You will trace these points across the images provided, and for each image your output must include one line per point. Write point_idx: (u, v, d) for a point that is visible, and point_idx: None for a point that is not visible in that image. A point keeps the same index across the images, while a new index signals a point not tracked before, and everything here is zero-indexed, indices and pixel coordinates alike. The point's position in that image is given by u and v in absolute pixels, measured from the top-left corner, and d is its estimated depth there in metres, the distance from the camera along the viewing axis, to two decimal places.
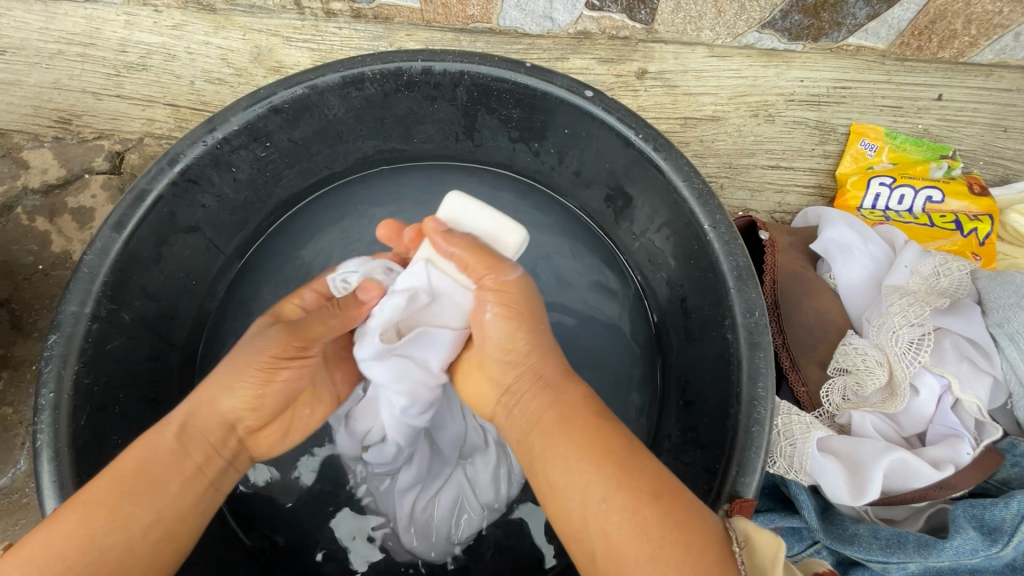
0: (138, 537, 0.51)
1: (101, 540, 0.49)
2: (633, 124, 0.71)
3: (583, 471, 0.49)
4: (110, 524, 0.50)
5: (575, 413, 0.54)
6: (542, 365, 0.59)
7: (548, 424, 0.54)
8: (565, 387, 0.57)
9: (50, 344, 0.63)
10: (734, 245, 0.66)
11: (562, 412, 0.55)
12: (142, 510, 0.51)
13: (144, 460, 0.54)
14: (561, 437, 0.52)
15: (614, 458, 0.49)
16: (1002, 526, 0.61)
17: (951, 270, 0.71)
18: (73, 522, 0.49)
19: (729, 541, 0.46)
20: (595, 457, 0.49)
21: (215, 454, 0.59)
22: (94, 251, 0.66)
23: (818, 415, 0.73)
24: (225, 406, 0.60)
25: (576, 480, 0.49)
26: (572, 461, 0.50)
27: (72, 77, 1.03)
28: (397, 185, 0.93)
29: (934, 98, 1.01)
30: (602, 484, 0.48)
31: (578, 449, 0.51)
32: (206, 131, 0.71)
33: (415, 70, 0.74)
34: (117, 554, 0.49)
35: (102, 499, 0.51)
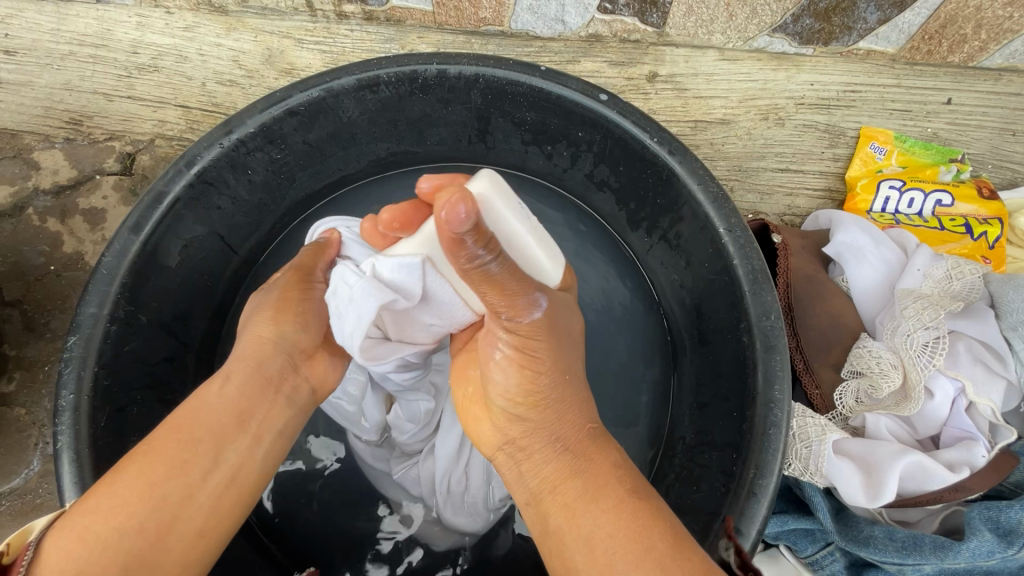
0: (198, 482, 0.52)
1: (165, 485, 0.51)
2: (648, 128, 0.71)
3: (614, 560, 0.48)
4: (171, 467, 0.52)
5: (603, 489, 0.52)
6: (565, 426, 0.55)
7: (573, 501, 0.52)
8: (590, 454, 0.55)
9: (70, 346, 0.63)
10: (749, 248, 0.66)
11: (589, 486, 0.52)
12: (200, 454, 0.53)
13: (199, 410, 0.56)
14: (581, 519, 0.51)
15: (648, 541, 0.48)
16: (1019, 528, 0.62)
17: (963, 273, 0.72)
18: (136, 471, 0.51)
19: None
20: (629, 540, 0.48)
21: (266, 397, 0.60)
22: (112, 253, 0.67)
23: (833, 417, 0.74)
24: (275, 344, 0.64)
25: (605, 568, 0.48)
26: (595, 548, 0.49)
27: (83, 78, 1.03)
28: (409, 187, 0.93)
29: (943, 102, 1.02)
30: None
31: (607, 531, 0.49)
32: (223, 134, 0.71)
33: (431, 73, 0.74)
34: (180, 495, 0.51)
35: (160, 451, 0.52)
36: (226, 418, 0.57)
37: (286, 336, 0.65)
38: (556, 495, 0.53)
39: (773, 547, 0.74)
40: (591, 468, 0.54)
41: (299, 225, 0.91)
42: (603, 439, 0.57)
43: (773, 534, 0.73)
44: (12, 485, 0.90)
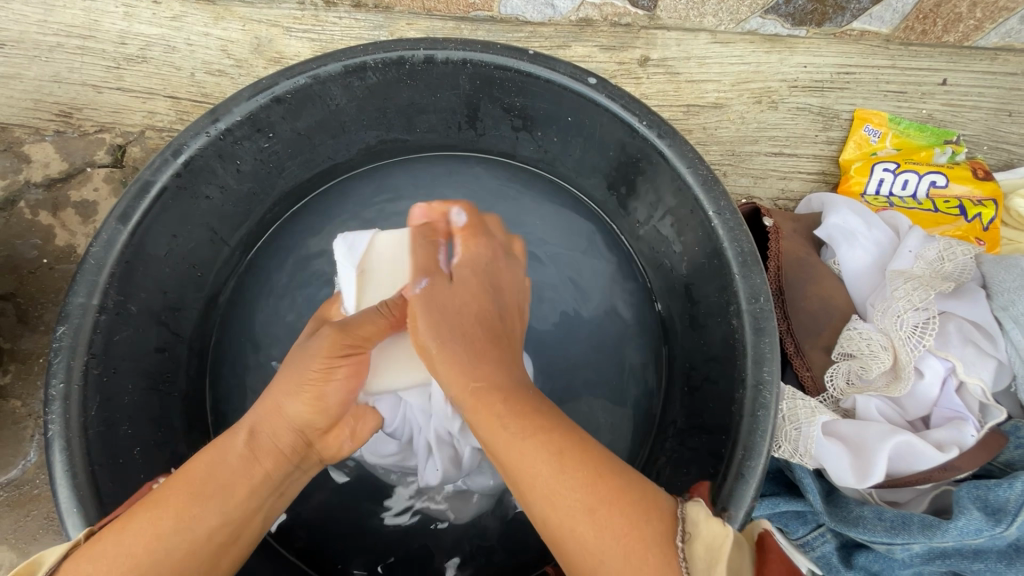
0: (196, 547, 0.50)
1: (168, 540, 0.49)
2: (637, 111, 0.70)
3: (545, 487, 0.48)
4: (175, 524, 0.50)
5: (541, 424, 0.51)
6: (455, 374, 0.57)
7: (493, 413, 0.53)
8: (481, 398, 0.54)
9: (59, 336, 0.63)
10: (738, 231, 0.66)
11: (510, 405, 0.53)
12: (200, 525, 0.51)
13: (206, 472, 0.54)
14: (500, 443, 0.51)
15: (574, 466, 0.48)
16: (1007, 506, 0.62)
17: (955, 254, 0.72)
18: (145, 523, 0.50)
19: (673, 533, 0.46)
20: (558, 465, 0.48)
21: (276, 464, 0.57)
22: (100, 244, 0.66)
23: (823, 399, 0.74)
24: (282, 418, 0.58)
25: (534, 490, 0.48)
26: (518, 472, 0.49)
27: (71, 70, 1.03)
28: (400, 176, 0.92)
29: (939, 83, 1.01)
30: (571, 493, 0.47)
31: (525, 449, 0.49)
32: (209, 123, 0.71)
33: (417, 59, 0.74)
34: (178, 556, 0.49)
35: (171, 502, 0.51)
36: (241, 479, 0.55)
37: (299, 411, 0.59)
38: (478, 413, 0.54)
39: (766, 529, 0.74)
40: (512, 393, 0.54)
41: (289, 214, 0.91)
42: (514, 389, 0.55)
43: (764, 516, 0.74)
44: (10, 477, 0.91)
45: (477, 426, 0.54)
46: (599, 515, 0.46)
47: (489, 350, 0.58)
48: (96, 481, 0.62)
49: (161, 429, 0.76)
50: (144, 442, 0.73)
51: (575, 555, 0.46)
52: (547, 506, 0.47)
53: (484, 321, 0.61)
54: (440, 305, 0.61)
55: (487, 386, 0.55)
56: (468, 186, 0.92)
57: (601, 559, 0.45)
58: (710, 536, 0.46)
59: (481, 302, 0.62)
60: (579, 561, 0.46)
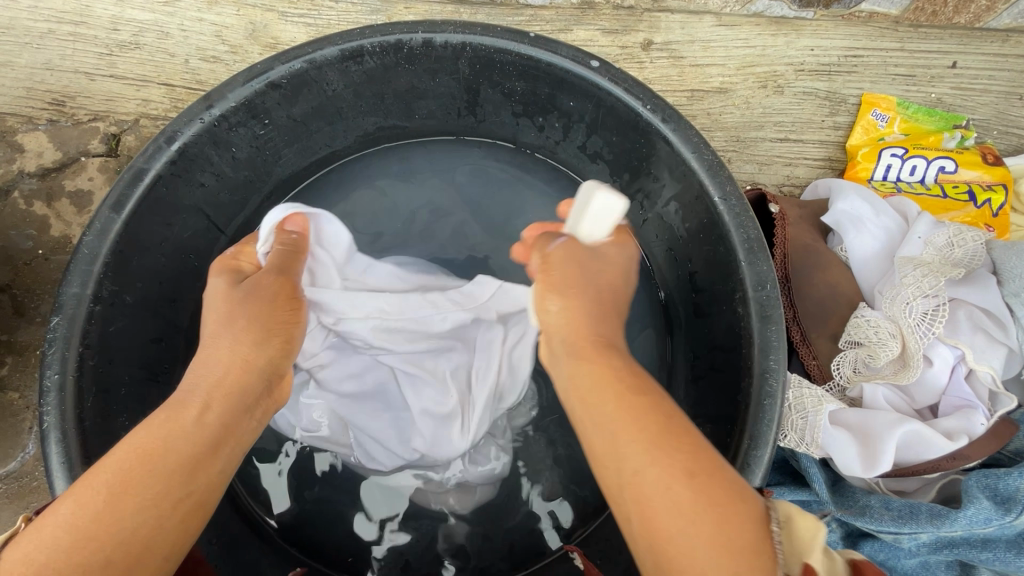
0: (166, 507, 0.48)
1: (132, 516, 0.46)
2: (641, 95, 0.69)
3: (641, 445, 0.46)
4: (136, 500, 0.47)
5: (643, 392, 0.50)
6: (576, 328, 0.57)
7: (604, 369, 0.52)
8: (602, 354, 0.54)
9: (53, 326, 0.62)
10: (745, 217, 0.65)
11: (628, 369, 0.52)
12: (167, 484, 0.48)
13: (161, 434, 0.51)
14: (608, 397, 0.50)
15: (673, 436, 0.46)
16: (1017, 496, 0.61)
17: (965, 240, 0.70)
18: (99, 503, 0.46)
19: (769, 520, 0.43)
20: (659, 426, 0.47)
21: (231, 421, 0.54)
22: (93, 232, 0.65)
23: (829, 387, 0.73)
24: (234, 366, 0.57)
25: (630, 446, 0.46)
26: (619, 423, 0.48)
27: (63, 57, 1.01)
28: (399, 164, 0.91)
29: (948, 66, 0.99)
30: (667, 458, 0.45)
31: (633, 407, 0.48)
32: (203, 108, 0.69)
33: (416, 42, 0.72)
34: (144, 528, 0.46)
35: (123, 478, 0.48)
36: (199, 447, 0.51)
37: (264, 360, 0.59)
38: (589, 369, 0.53)
39: None
40: (627, 360, 0.54)
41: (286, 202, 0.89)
42: (614, 348, 0.56)
43: None
44: (9, 469, 0.91)
45: (579, 379, 0.53)
46: (699, 482, 0.43)
47: (608, 316, 0.60)
48: None
49: None
50: None
51: (660, 517, 0.43)
52: (641, 464, 0.45)
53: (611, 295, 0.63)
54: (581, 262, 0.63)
55: (604, 343, 0.55)
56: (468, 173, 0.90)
57: (692, 525, 0.42)
58: (805, 530, 0.42)
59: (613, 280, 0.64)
60: (665, 525, 0.42)
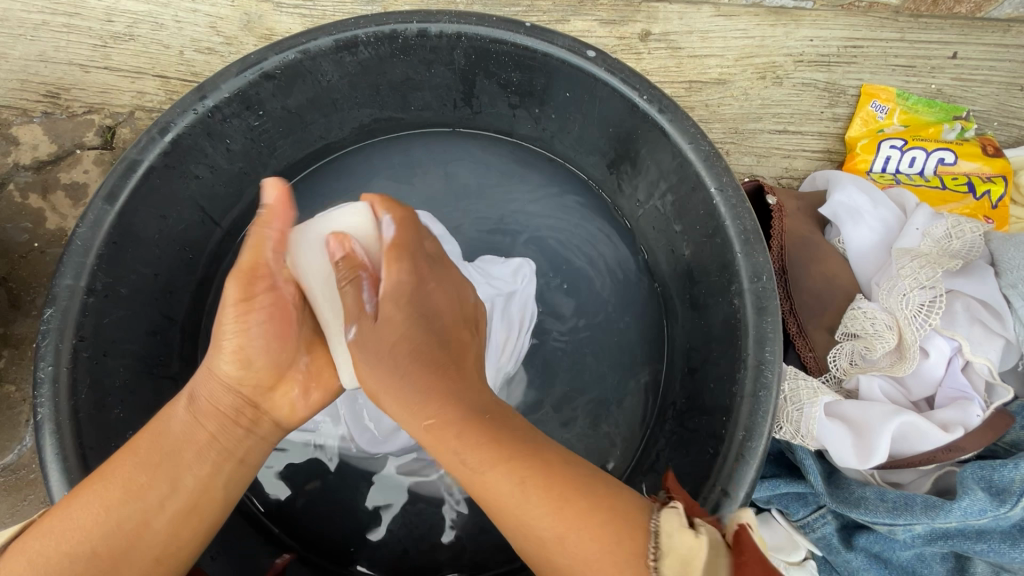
0: (152, 509, 0.51)
1: (119, 510, 0.50)
2: (637, 86, 0.68)
3: (516, 499, 0.46)
4: (125, 494, 0.51)
5: (499, 435, 0.49)
6: (443, 396, 0.52)
7: (455, 438, 0.50)
8: (474, 417, 0.51)
9: (47, 318, 0.62)
10: (741, 208, 0.64)
11: (470, 414, 0.51)
12: (153, 486, 0.52)
13: (157, 439, 0.55)
14: (486, 467, 0.48)
15: (564, 492, 0.46)
16: (1012, 487, 0.61)
17: (963, 232, 0.69)
18: (93, 497, 0.51)
19: (648, 535, 0.44)
20: (519, 480, 0.47)
21: (217, 427, 0.56)
22: (86, 224, 0.65)
23: (825, 379, 0.73)
24: (224, 382, 0.58)
25: (509, 510, 0.47)
26: (500, 488, 0.47)
27: (58, 49, 1.00)
28: (393, 156, 0.90)
29: (949, 56, 0.98)
30: (562, 516, 0.45)
31: (496, 464, 0.48)
32: (197, 99, 0.69)
33: (410, 33, 0.71)
34: (130, 522, 0.50)
35: (118, 476, 0.52)
36: (186, 449, 0.54)
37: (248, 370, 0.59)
38: (444, 436, 0.51)
39: (766, 511, 0.74)
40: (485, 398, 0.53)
41: None
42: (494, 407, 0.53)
43: (764, 498, 0.73)
44: (6, 461, 0.91)
45: (449, 445, 0.50)
46: (576, 526, 0.45)
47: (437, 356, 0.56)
48: (87, 464, 0.61)
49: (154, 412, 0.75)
50: (136, 425, 0.72)
51: (567, 569, 0.45)
52: (524, 525, 0.46)
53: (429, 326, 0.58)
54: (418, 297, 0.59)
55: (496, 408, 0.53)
56: (464, 166, 0.90)
57: (590, 566, 0.43)
58: (684, 548, 0.42)
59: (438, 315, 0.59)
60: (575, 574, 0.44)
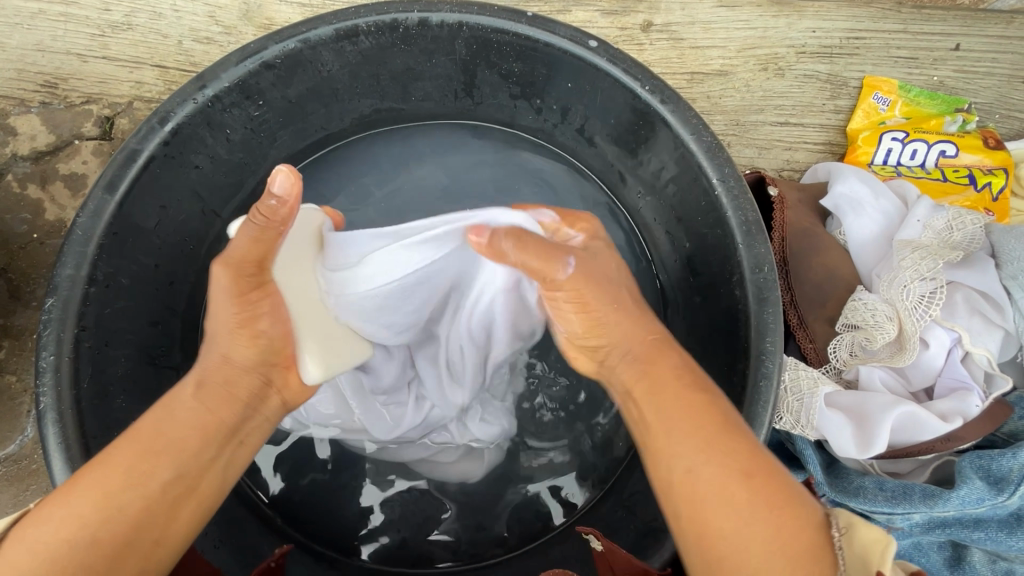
0: (154, 495, 0.48)
1: (119, 497, 0.47)
2: (639, 76, 0.68)
3: (698, 443, 0.46)
4: (126, 480, 0.47)
5: (686, 383, 0.51)
6: (633, 335, 0.55)
7: (664, 374, 0.52)
8: (655, 356, 0.53)
9: (48, 307, 0.62)
10: (743, 199, 0.64)
11: (687, 368, 0.53)
12: (160, 470, 0.48)
13: (158, 421, 0.51)
14: (670, 398, 0.50)
15: (733, 449, 0.46)
16: (1010, 476, 0.62)
17: (964, 223, 0.70)
18: (92, 484, 0.47)
19: (828, 525, 0.44)
20: (700, 435, 0.47)
21: (227, 411, 0.54)
22: (87, 214, 0.64)
23: (825, 370, 0.73)
24: (234, 368, 0.55)
25: (684, 442, 0.47)
26: (679, 427, 0.48)
27: (55, 38, 0.99)
28: (394, 147, 0.90)
29: (951, 48, 0.98)
30: (721, 462, 0.45)
31: (689, 405, 0.49)
32: (196, 89, 0.68)
33: (412, 22, 0.71)
34: (133, 510, 0.47)
35: (116, 462, 0.48)
36: (190, 433, 0.51)
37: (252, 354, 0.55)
38: (652, 370, 0.53)
39: None
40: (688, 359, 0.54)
41: None
42: (671, 347, 0.55)
43: None
44: (8, 452, 0.91)
45: (655, 380, 0.52)
46: (753, 482, 0.44)
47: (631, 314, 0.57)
48: (90, 453, 0.61)
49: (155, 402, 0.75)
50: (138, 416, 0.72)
51: (711, 515, 0.44)
52: (696, 462, 0.46)
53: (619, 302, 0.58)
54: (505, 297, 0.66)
55: (663, 342, 0.55)
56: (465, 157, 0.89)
57: (749, 526, 0.43)
58: (867, 538, 0.45)
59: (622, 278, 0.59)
60: (718, 526, 0.44)
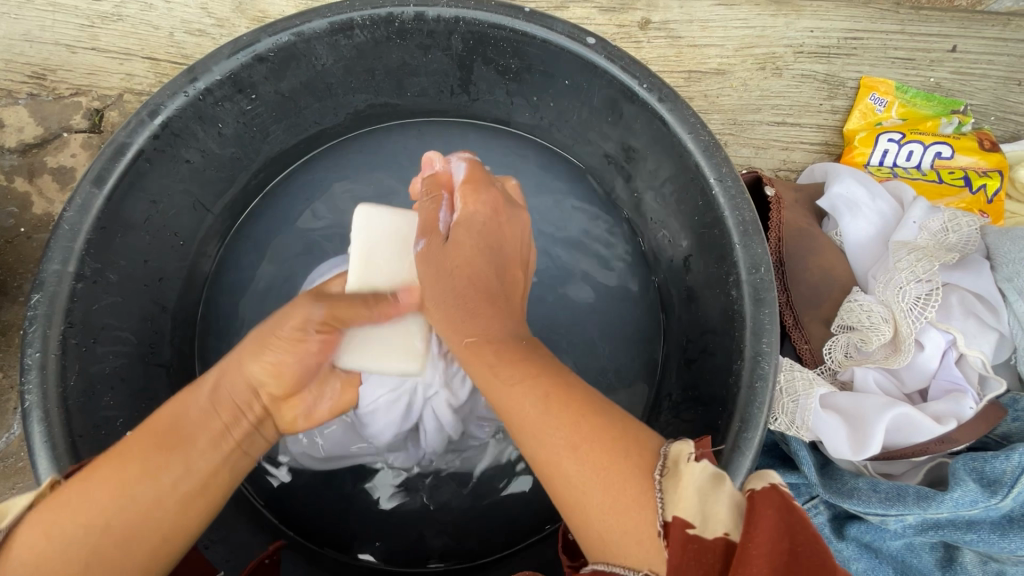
0: (167, 490, 0.50)
1: (135, 487, 0.48)
2: (637, 73, 0.67)
3: (529, 427, 0.47)
4: (142, 476, 0.49)
5: (522, 365, 0.52)
6: (448, 327, 0.60)
7: (489, 364, 0.54)
8: (471, 348, 0.57)
9: (34, 304, 0.60)
10: (740, 199, 0.64)
11: (506, 352, 0.54)
12: (173, 466, 0.51)
13: (180, 419, 0.54)
14: (495, 387, 0.52)
15: (558, 420, 0.46)
16: (1003, 478, 0.62)
17: (960, 225, 0.70)
18: (110, 474, 0.48)
19: (654, 471, 0.42)
20: (535, 411, 0.48)
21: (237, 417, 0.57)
22: (74, 208, 0.63)
23: (820, 371, 0.73)
24: (245, 380, 0.58)
25: (524, 428, 0.48)
26: (510, 412, 0.50)
27: (43, 28, 0.97)
28: (389, 144, 0.89)
29: (948, 50, 0.98)
30: (549, 435, 0.46)
31: (519, 389, 0.50)
32: (187, 82, 0.67)
33: (407, 16, 0.70)
34: (147, 504, 0.48)
35: (136, 453, 0.50)
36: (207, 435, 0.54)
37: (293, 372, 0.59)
38: (478, 361, 0.56)
39: None
40: (508, 341, 0.56)
41: (274, 180, 0.87)
42: (490, 331, 0.57)
43: None
44: None
45: (477, 374, 0.55)
46: (583, 454, 0.44)
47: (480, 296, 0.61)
48: (76, 451, 0.60)
49: (144, 400, 0.74)
50: (127, 414, 0.71)
51: (561, 493, 0.45)
52: (534, 445, 0.47)
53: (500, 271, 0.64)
54: (441, 263, 0.62)
55: (481, 329, 0.57)
56: (461, 154, 0.89)
57: (585, 494, 0.43)
58: (685, 475, 0.40)
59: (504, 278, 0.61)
60: (568, 502, 0.44)
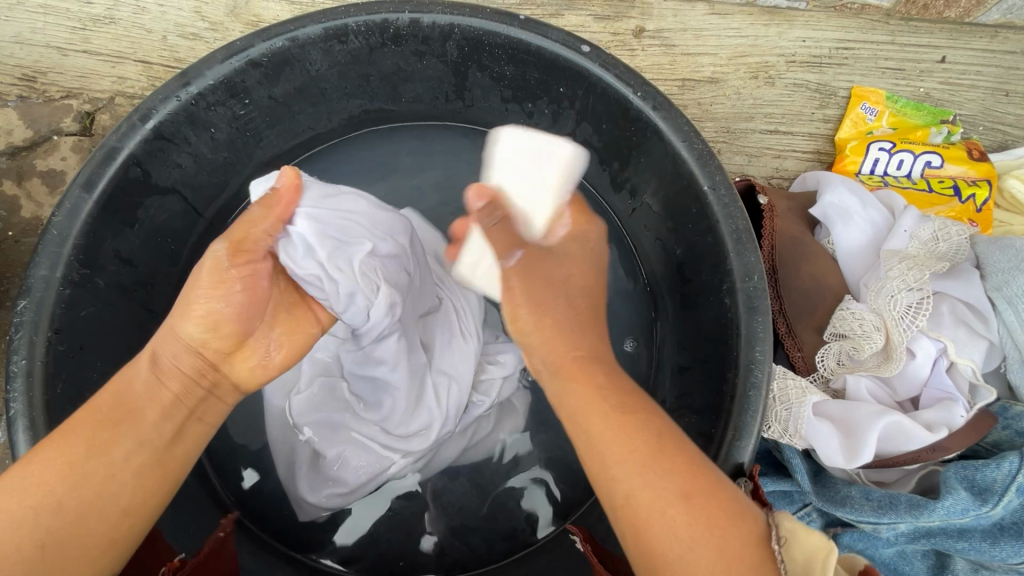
0: (121, 468, 0.49)
1: (86, 468, 0.47)
2: (631, 82, 0.67)
3: (634, 467, 0.46)
4: (92, 455, 0.48)
5: (628, 407, 0.51)
6: (554, 352, 0.57)
7: (594, 396, 0.52)
8: (578, 377, 0.54)
9: (20, 309, 0.60)
10: (733, 208, 0.64)
11: (610, 387, 0.52)
12: (123, 445, 0.49)
13: (129, 397, 0.52)
14: (598, 419, 0.50)
15: (671, 460, 0.47)
16: (993, 486, 0.63)
17: (950, 234, 0.71)
18: (57, 458, 0.47)
19: (769, 539, 0.45)
20: (647, 452, 0.47)
21: (187, 387, 0.54)
22: (63, 212, 0.62)
23: (813, 379, 0.73)
24: (225, 350, 0.56)
25: (625, 466, 0.47)
26: (613, 446, 0.48)
27: (34, 31, 0.97)
28: (383, 149, 0.89)
29: (937, 60, 0.99)
30: (657, 480, 0.46)
31: (626, 427, 0.49)
32: (180, 86, 0.66)
33: (402, 22, 0.70)
34: (101, 481, 0.48)
35: (85, 436, 0.48)
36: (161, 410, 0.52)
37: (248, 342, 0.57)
38: (576, 390, 0.53)
39: None
40: (614, 375, 0.54)
41: None
42: (600, 365, 0.55)
43: None
44: None
45: (571, 404, 0.53)
46: (693, 506, 0.44)
47: (592, 321, 0.60)
48: None
49: None
50: None
51: (656, 538, 0.44)
52: (636, 485, 0.46)
53: (584, 293, 0.61)
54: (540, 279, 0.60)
55: (588, 359, 0.55)
56: (455, 160, 0.88)
57: (688, 544, 0.43)
58: (807, 544, 0.46)
59: (577, 282, 0.61)
60: (662, 548, 0.44)
